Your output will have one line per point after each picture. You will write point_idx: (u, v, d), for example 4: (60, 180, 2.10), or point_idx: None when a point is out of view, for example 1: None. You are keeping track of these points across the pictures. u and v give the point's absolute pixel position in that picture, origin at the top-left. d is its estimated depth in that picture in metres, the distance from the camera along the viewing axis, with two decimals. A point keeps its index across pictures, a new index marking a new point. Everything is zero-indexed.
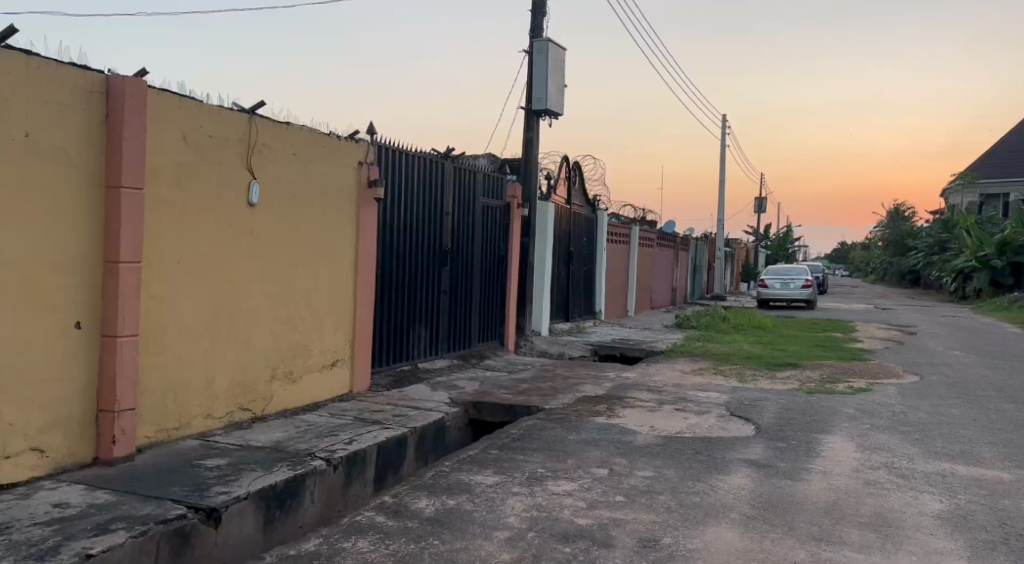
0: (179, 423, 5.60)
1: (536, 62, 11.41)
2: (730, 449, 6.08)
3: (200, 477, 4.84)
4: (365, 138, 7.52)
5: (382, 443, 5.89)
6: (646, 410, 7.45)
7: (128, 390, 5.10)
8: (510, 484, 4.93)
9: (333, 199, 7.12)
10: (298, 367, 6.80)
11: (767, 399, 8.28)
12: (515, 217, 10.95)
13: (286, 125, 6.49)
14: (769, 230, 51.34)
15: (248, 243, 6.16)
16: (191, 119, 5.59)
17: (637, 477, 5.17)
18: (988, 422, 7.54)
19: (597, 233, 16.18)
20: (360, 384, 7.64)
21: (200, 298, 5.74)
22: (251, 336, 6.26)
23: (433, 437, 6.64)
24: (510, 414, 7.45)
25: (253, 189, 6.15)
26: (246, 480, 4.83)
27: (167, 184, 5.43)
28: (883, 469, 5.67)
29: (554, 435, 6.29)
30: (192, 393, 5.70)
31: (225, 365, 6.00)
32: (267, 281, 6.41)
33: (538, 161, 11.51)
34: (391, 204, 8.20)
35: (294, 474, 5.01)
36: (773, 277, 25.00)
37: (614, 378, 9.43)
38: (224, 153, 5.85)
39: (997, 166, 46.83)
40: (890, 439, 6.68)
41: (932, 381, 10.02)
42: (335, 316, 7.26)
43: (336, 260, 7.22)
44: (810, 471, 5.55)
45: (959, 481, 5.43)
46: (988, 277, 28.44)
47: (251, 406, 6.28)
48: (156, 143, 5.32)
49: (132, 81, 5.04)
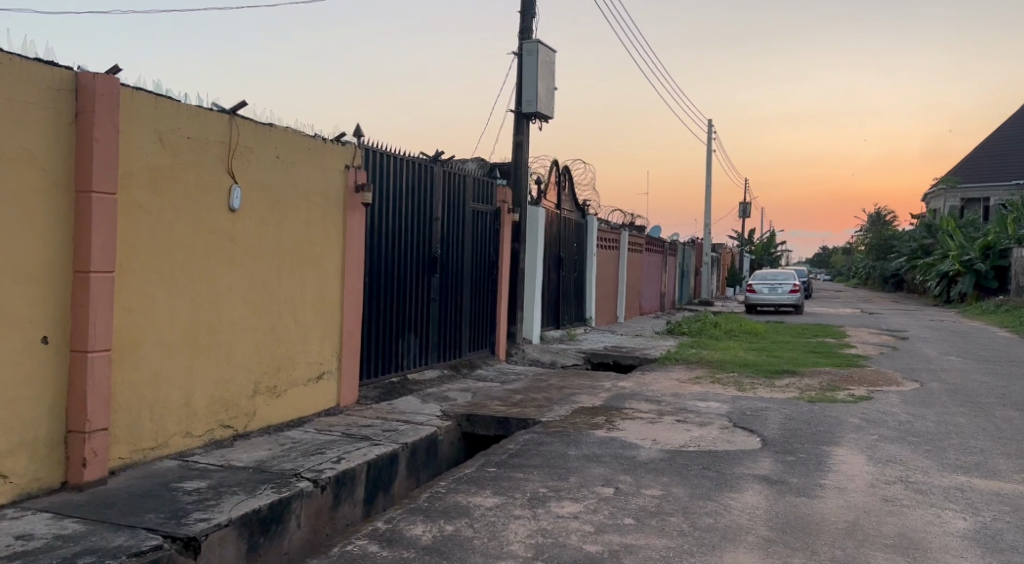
0: (156, 443, 5.27)
1: (525, 64, 11.15)
2: (739, 464, 5.81)
3: (178, 502, 4.50)
4: (351, 141, 7.22)
5: (373, 461, 5.57)
6: (646, 422, 7.17)
7: (100, 409, 4.75)
8: (511, 506, 4.63)
9: (319, 203, 6.80)
10: (282, 381, 6.47)
11: (769, 409, 8.01)
12: (505, 223, 10.65)
13: (269, 126, 6.17)
14: (753, 236, 51.25)
15: (229, 251, 5.83)
16: (169, 120, 5.27)
17: (645, 496, 4.87)
18: (996, 431, 7.31)
19: (588, 238, 15.92)
20: (348, 398, 7.31)
21: (179, 310, 5.41)
22: (233, 350, 5.93)
23: (425, 453, 6.32)
24: (503, 428, 7.15)
25: (234, 194, 5.82)
26: (227, 505, 4.49)
27: (143, 188, 5.10)
28: (899, 484, 5.41)
29: (552, 450, 5.98)
30: (170, 410, 5.37)
31: (205, 380, 5.66)
32: (250, 291, 6.09)
33: (529, 165, 11.26)
34: (380, 209, 7.89)
35: (280, 496, 4.69)
36: (760, 282, 24.86)
37: (610, 387, 9.15)
38: (203, 155, 5.53)
39: (978, 169, 47.05)
40: (901, 450, 6.44)
41: (933, 388, 9.79)
42: (321, 327, 6.93)
43: (322, 268, 6.90)
44: (824, 487, 5.28)
45: (980, 497, 5.18)
46: (973, 281, 28.41)
47: (233, 423, 5.94)
48: (130, 144, 4.99)
49: (105, 78, 4.72)
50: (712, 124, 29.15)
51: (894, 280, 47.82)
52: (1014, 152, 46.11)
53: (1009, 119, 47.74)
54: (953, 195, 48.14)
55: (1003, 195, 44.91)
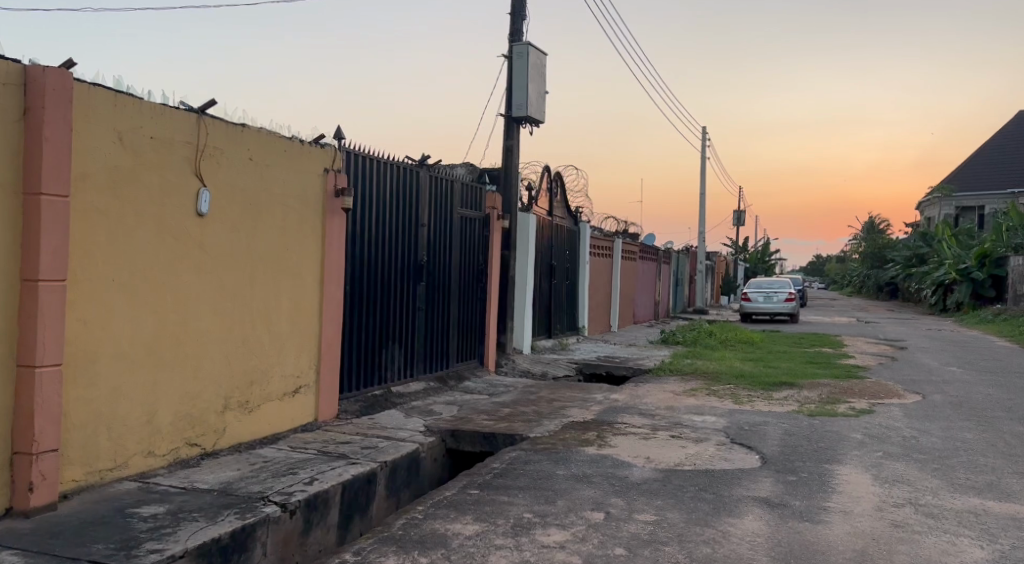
0: (114, 464, 4.91)
1: (515, 67, 10.83)
2: (737, 484, 5.47)
3: (131, 531, 4.15)
4: (331, 143, 6.88)
5: (348, 482, 5.22)
6: (639, 438, 6.83)
7: (51, 428, 4.40)
8: (493, 535, 4.29)
9: (296, 208, 6.46)
10: (255, 396, 6.12)
11: (767, 423, 7.67)
12: (494, 229, 10.31)
13: (241, 126, 5.84)
14: (748, 245, 50.93)
15: (197, 258, 5.48)
16: (131, 118, 4.93)
17: (637, 522, 4.53)
18: (1005, 448, 6.98)
19: (580, 245, 15.58)
20: (327, 413, 6.96)
21: (140, 322, 5.07)
22: (201, 363, 5.58)
23: (406, 472, 5.98)
24: (489, 444, 6.80)
25: (203, 198, 5.48)
26: (185, 533, 4.15)
27: (101, 191, 4.75)
28: (908, 507, 5.08)
29: (540, 470, 5.64)
30: (130, 428, 5.01)
31: (169, 396, 5.31)
32: (221, 301, 5.74)
33: (519, 171, 10.95)
34: (362, 215, 7.55)
35: (242, 523, 4.34)
36: (755, 291, 24.57)
37: (602, 401, 8.79)
38: (168, 157, 5.20)
39: (973, 177, 46.81)
40: (908, 469, 6.11)
41: (936, 402, 9.45)
42: (298, 337, 6.58)
43: (300, 275, 6.56)
44: (828, 510, 4.94)
45: (996, 522, 4.85)
46: (969, 289, 28.12)
47: (200, 441, 5.59)
48: (87, 145, 4.65)
49: (56, 72, 4.38)
50: (706, 131, 28.82)
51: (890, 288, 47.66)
52: (1009, 160, 45.93)
53: (1004, 125, 47.49)
54: (948, 203, 47.83)
55: (998, 204, 44.69)
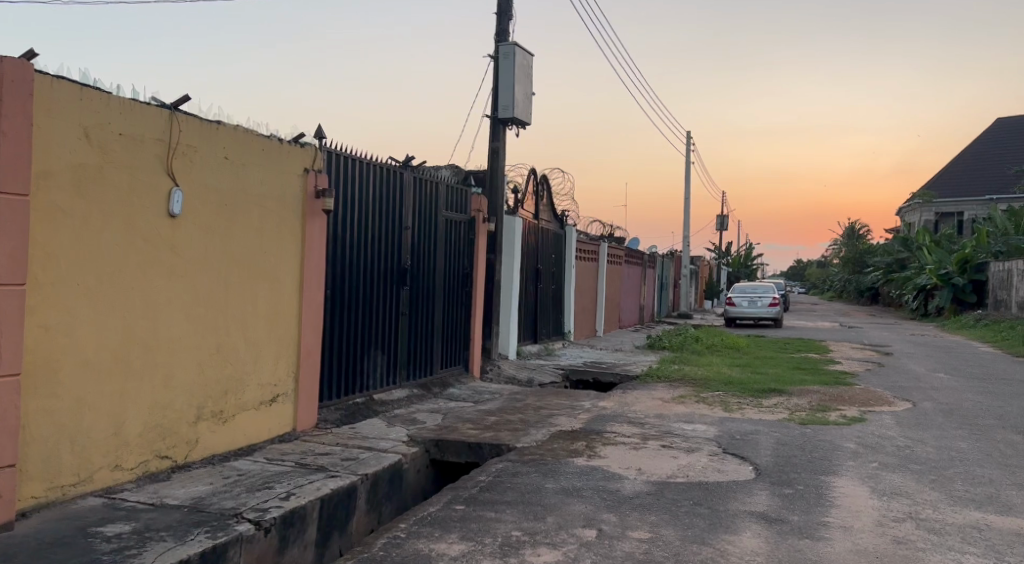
0: (78, 479, 4.64)
1: (501, 68, 10.60)
2: (732, 498, 5.27)
3: (93, 553, 3.89)
4: (312, 142, 6.63)
5: (326, 498, 4.96)
6: (629, 449, 6.61)
7: (8, 441, 4.14)
8: (480, 555, 4.06)
9: (274, 210, 6.21)
10: (229, 406, 5.85)
11: (760, 433, 7.47)
12: (480, 233, 10.07)
13: (217, 124, 5.58)
14: (732, 249, 50.91)
15: (169, 261, 5.22)
16: (98, 113, 4.67)
17: (630, 540, 4.32)
18: (1001, 458, 6.82)
19: (566, 249, 15.37)
20: (306, 421, 6.70)
21: (107, 329, 4.80)
22: (172, 371, 5.31)
23: (388, 484, 5.73)
24: (474, 454, 6.56)
25: (176, 198, 5.21)
26: (150, 555, 3.89)
27: (65, 191, 4.49)
28: (909, 522, 4.90)
29: (529, 483, 5.42)
30: (95, 441, 4.75)
31: (137, 407, 5.05)
32: (194, 307, 5.48)
33: (505, 173, 10.72)
34: (343, 217, 7.30)
35: (213, 543, 4.08)
36: (739, 295, 24.44)
37: (590, 408, 8.57)
38: (139, 155, 4.94)
39: (953, 184, 47.04)
40: (905, 481, 5.94)
41: (927, 409, 9.29)
42: (275, 344, 6.33)
43: (277, 279, 6.31)
44: (828, 526, 4.75)
45: (1000, 538, 4.67)
46: (951, 295, 28.12)
47: (171, 453, 5.32)
48: (49, 140, 4.40)
49: (15, 64, 4.13)
50: (690, 135, 28.61)
51: (871, 293, 47.80)
52: (989, 166, 46.20)
53: (984, 133, 47.81)
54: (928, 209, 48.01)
55: (979, 210, 44.89)
